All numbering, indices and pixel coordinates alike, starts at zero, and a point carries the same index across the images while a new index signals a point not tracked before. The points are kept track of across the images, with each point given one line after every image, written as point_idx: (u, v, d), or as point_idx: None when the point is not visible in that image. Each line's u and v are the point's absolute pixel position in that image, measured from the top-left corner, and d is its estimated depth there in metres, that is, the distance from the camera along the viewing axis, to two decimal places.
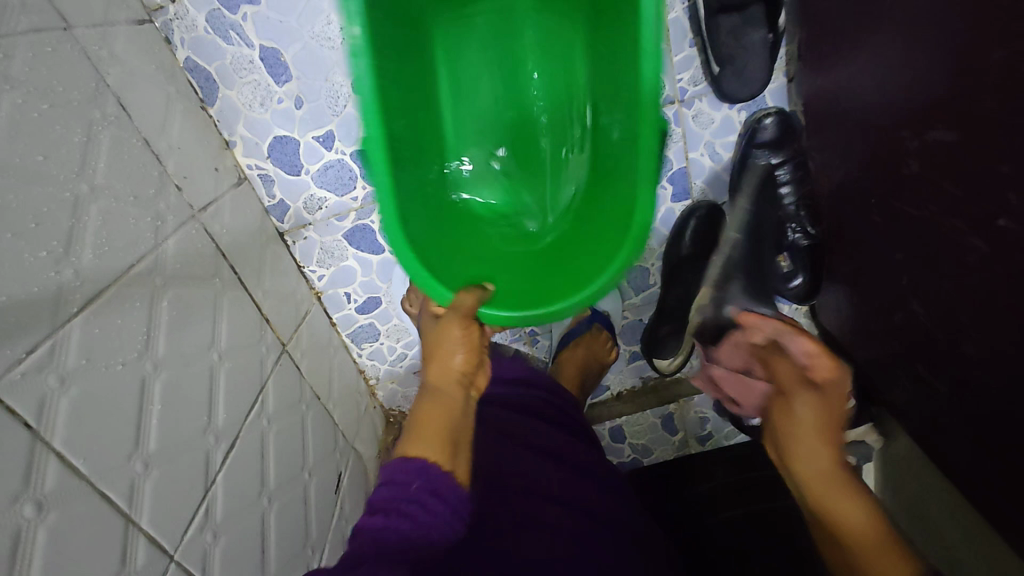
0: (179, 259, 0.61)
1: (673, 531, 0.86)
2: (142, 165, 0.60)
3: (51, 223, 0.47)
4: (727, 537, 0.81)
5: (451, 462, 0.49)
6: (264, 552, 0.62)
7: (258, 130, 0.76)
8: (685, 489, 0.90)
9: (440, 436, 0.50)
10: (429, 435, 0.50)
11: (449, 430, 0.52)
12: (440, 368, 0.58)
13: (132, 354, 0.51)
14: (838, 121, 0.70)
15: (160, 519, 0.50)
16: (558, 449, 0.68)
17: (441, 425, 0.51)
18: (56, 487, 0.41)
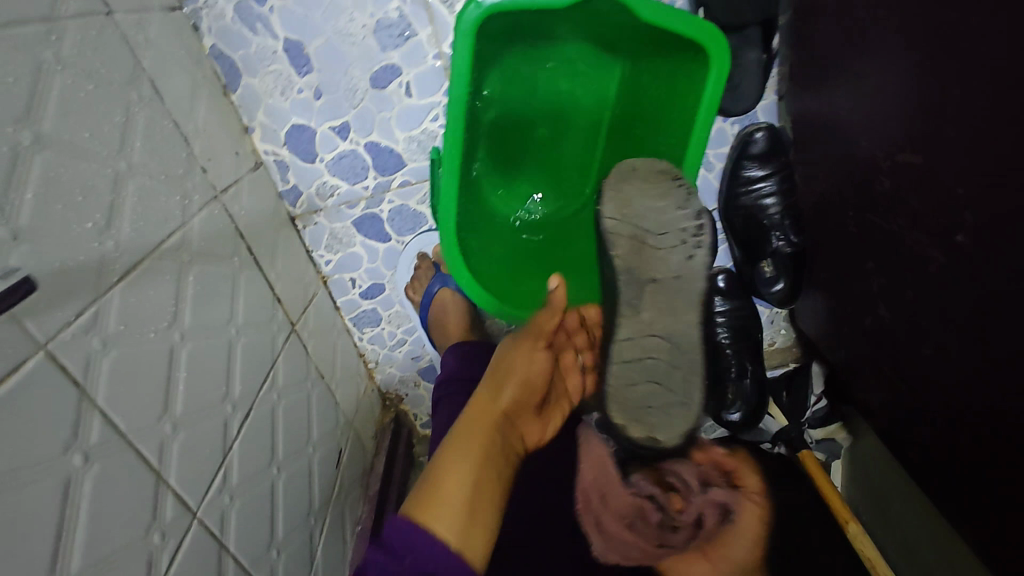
0: (203, 237, 0.65)
1: None
2: (172, 146, 0.63)
3: (95, 197, 0.50)
4: None
5: (463, 536, 0.50)
6: (274, 517, 0.65)
7: (277, 118, 0.79)
8: None
9: (460, 502, 0.52)
10: (444, 499, 0.52)
11: (472, 489, 0.53)
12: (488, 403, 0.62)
13: (163, 323, 0.55)
14: (820, 140, 0.76)
15: (185, 478, 0.53)
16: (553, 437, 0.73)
17: (462, 489, 0.53)
18: (100, 441, 0.45)
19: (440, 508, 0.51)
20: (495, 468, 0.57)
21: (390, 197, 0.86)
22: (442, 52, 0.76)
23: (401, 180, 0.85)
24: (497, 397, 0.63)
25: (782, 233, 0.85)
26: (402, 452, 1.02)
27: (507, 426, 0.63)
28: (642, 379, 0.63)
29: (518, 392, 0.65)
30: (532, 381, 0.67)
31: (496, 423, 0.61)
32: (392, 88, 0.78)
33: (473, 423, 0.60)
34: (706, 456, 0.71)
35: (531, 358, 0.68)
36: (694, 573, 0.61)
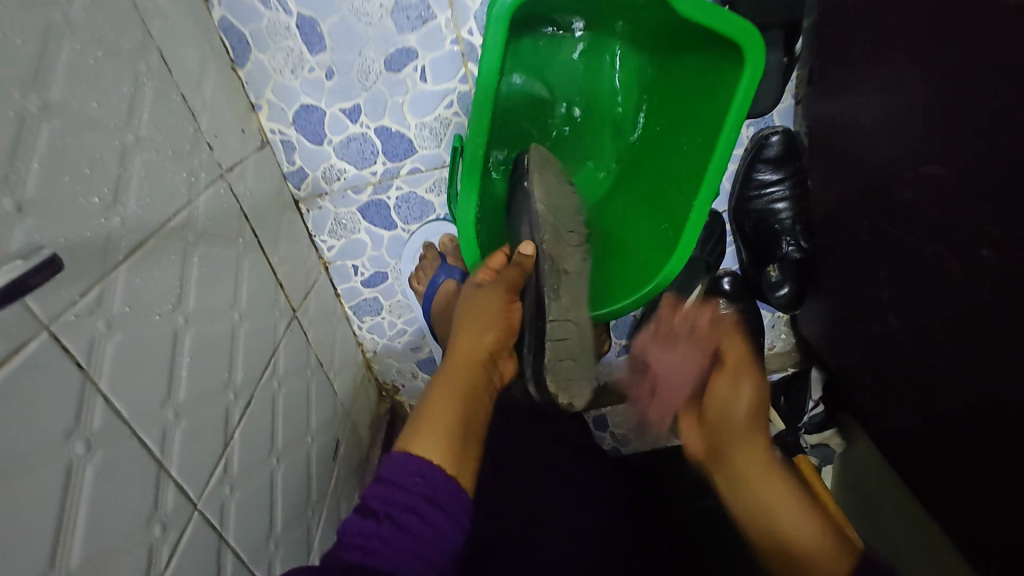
0: (209, 217, 0.62)
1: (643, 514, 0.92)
2: (180, 121, 0.60)
3: (102, 170, 0.48)
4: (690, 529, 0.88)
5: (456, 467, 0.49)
6: (272, 509, 0.63)
7: (285, 96, 0.77)
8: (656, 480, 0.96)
9: (451, 429, 0.51)
10: (433, 432, 0.50)
11: (461, 417, 0.53)
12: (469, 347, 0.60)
13: (167, 306, 0.52)
14: (836, 147, 0.75)
15: (186, 467, 0.51)
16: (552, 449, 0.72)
17: (448, 423, 0.51)
18: (103, 428, 0.43)
19: (432, 433, 0.50)
20: (480, 400, 0.57)
21: (398, 183, 0.84)
22: (460, 36, 0.74)
23: (410, 167, 0.83)
24: (482, 338, 0.61)
25: (792, 238, 0.86)
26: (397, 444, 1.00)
27: (493, 365, 0.62)
28: (564, 356, 0.64)
29: (499, 333, 0.63)
30: (511, 321, 0.65)
31: (479, 361, 0.60)
32: (407, 71, 0.76)
33: (457, 362, 0.59)
34: (681, 316, 0.79)
35: (504, 309, 0.64)
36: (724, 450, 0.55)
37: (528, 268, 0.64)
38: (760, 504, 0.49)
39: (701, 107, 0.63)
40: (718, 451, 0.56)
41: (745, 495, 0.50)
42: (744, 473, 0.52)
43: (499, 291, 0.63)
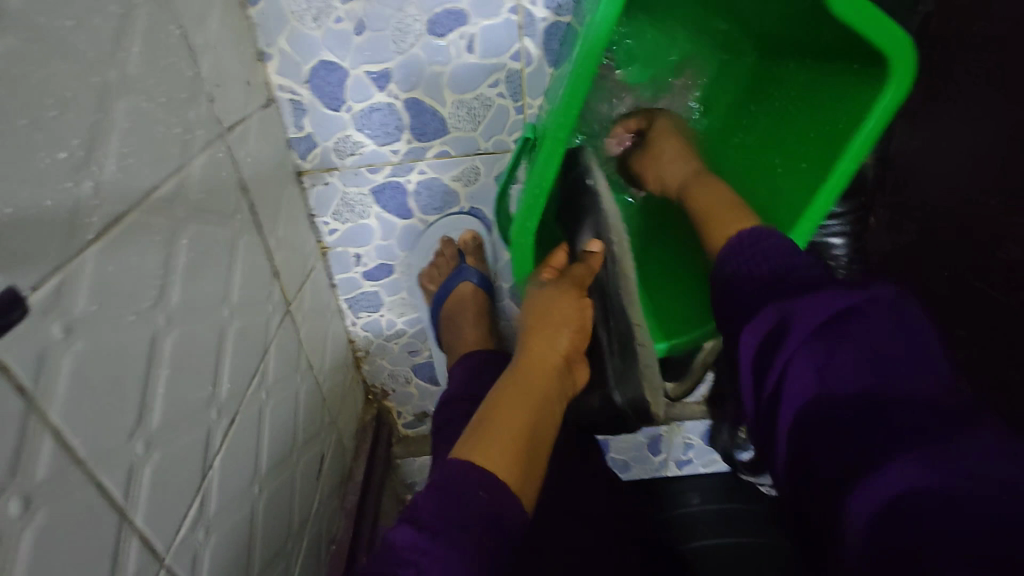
0: (203, 186, 0.49)
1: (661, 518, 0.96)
2: (178, 62, 0.47)
3: (73, 114, 0.35)
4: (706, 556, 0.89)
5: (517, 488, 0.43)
6: (251, 548, 0.53)
7: (302, 48, 0.64)
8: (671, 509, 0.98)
9: (512, 447, 0.45)
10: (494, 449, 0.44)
11: (526, 438, 0.46)
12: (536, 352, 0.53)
13: (145, 302, 0.40)
14: (916, 189, 0.69)
15: (156, 514, 0.40)
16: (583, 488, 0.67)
17: (511, 439, 0.45)
18: (49, 476, 0.31)
19: (490, 446, 0.45)
20: (548, 416, 0.49)
21: (421, 167, 0.72)
22: (521, 5, 0.63)
23: (439, 150, 0.71)
24: (553, 342, 0.53)
25: (846, 278, 0.74)
26: (382, 455, 0.90)
27: (567, 373, 0.54)
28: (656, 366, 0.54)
29: (573, 338, 0.54)
30: (586, 324, 0.55)
31: (551, 371, 0.52)
32: (452, 38, 0.64)
33: (526, 372, 0.52)
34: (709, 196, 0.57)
35: (579, 308, 0.54)
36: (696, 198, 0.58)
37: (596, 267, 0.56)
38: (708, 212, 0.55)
39: (817, 113, 0.54)
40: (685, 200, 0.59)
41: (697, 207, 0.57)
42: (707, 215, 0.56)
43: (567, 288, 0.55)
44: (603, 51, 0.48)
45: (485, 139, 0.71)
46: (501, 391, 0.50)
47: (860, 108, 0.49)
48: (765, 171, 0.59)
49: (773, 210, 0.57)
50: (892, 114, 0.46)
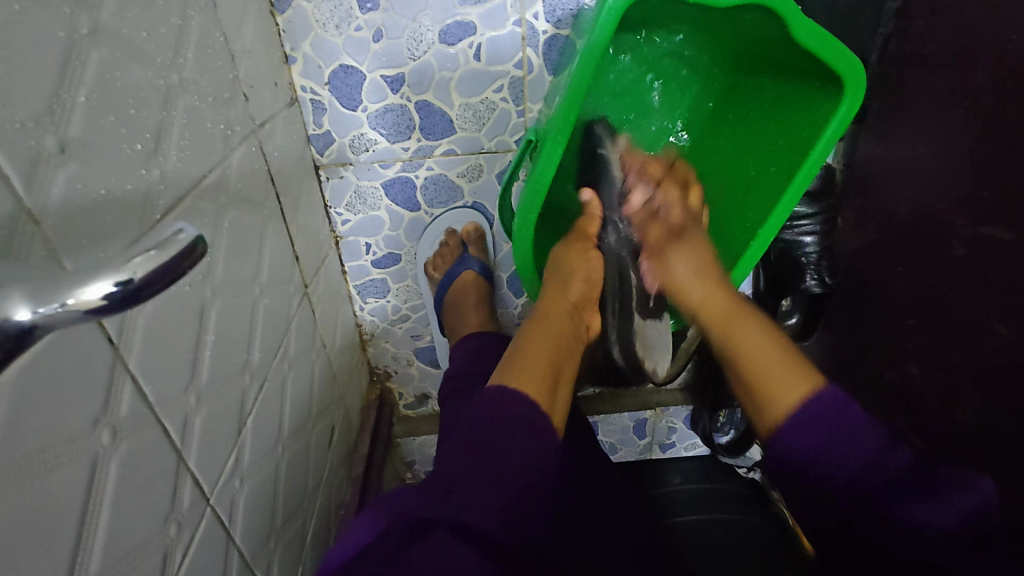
0: (240, 177, 0.56)
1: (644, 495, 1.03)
2: (221, 66, 0.53)
3: (146, 111, 0.41)
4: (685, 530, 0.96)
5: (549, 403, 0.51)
6: (275, 503, 0.59)
7: (324, 53, 0.70)
8: (654, 488, 1.05)
9: (543, 371, 0.53)
10: (530, 373, 0.52)
11: (551, 362, 0.55)
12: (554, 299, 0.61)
13: (197, 275, 0.46)
14: (878, 192, 0.76)
15: (204, 458, 0.46)
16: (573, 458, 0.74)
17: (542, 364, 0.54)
18: (129, 415, 0.37)
19: (525, 371, 0.52)
20: (568, 348, 0.58)
21: (429, 164, 0.79)
22: (525, 18, 0.69)
23: (445, 149, 0.78)
24: (569, 287, 0.62)
25: (817, 272, 0.81)
26: (384, 433, 0.96)
27: (580, 316, 0.62)
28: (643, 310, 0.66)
29: (585, 286, 0.63)
30: (596, 276, 0.64)
31: (567, 312, 0.61)
32: (461, 47, 0.70)
33: (548, 312, 0.60)
34: (758, 346, 0.52)
35: (588, 259, 0.64)
36: (738, 336, 0.54)
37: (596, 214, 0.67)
38: (747, 368, 0.51)
39: (782, 121, 0.63)
40: (719, 336, 0.56)
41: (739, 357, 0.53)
42: (744, 356, 0.52)
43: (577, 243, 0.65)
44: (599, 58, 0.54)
45: (488, 139, 0.78)
46: (528, 331, 0.58)
47: (822, 120, 0.58)
48: (739, 173, 0.68)
49: (750, 207, 0.67)
50: (847, 124, 0.55)
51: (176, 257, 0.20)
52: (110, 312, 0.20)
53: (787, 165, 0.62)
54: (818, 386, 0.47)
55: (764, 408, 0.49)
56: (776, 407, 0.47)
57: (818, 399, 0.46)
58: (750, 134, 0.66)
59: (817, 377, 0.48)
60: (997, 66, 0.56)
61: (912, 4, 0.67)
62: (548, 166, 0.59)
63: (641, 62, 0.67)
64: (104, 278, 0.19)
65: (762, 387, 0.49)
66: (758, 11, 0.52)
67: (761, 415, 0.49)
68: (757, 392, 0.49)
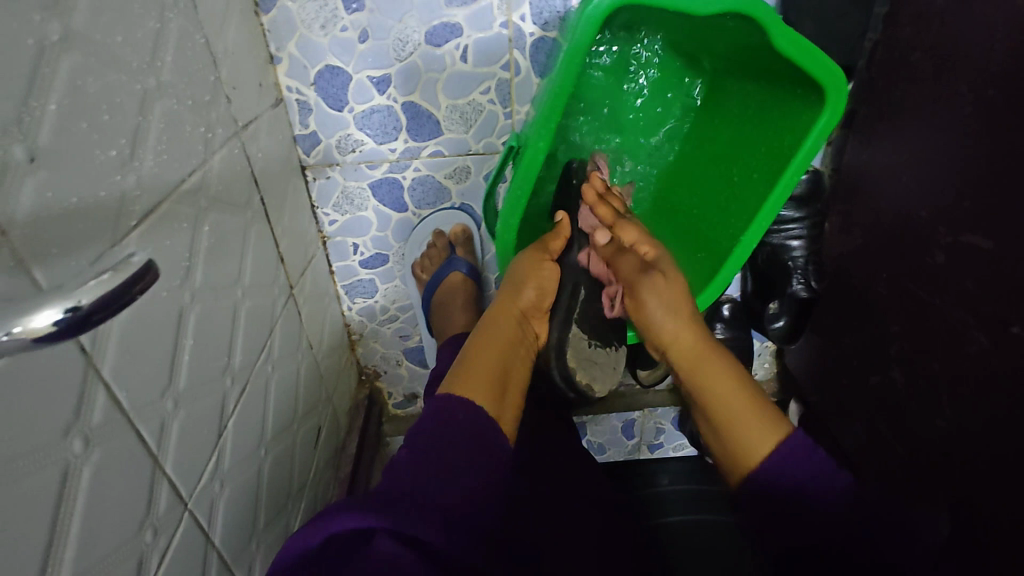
0: (221, 179, 0.55)
1: (632, 495, 1.04)
2: (202, 68, 0.53)
3: (121, 117, 0.41)
4: (672, 530, 0.97)
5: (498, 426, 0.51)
6: (257, 505, 0.59)
7: (310, 53, 0.69)
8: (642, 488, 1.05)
9: (490, 381, 0.53)
10: (477, 393, 0.51)
11: (500, 373, 0.55)
12: (505, 308, 0.61)
13: (174, 281, 0.46)
14: (864, 196, 0.76)
15: (182, 463, 0.46)
16: (557, 461, 0.74)
17: (487, 382, 0.53)
18: (102, 421, 0.37)
19: (471, 390, 0.51)
20: (515, 359, 0.58)
21: (416, 165, 0.78)
22: (511, 20, 0.69)
23: (433, 150, 0.77)
24: (519, 295, 0.62)
25: (803, 276, 0.81)
26: (372, 432, 0.96)
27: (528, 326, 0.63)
28: (590, 337, 0.65)
29: (535, 295, 0.63)
30: (548, 285, 0.64)
31: (514, 323, 0.61)
32: (448, 48, 0.70)
33: (496, 319, 0.60)
34: (734, 393, 0.54)
35: (541, 270, 0.63)
36: (712, 382, 0.56)
37: (564, 233, 0.67)
38: (723, 411, 0.54)
39: (766, 128, 0.63)
40: (692, 376, 0.58)
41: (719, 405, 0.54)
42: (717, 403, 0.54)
43: (530, 252, 0.65)
44: (582, 60, 0.54)
45: (476, 140, 0.77)
46: (474, 345, 0.58)
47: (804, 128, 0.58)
48: (723, 180, 0.68)
49: (734, 213, 0.67)
50: (830, 131, 0.55)
51: (128, 283, 0.21)
52: (61, 338, 0.21)
53: (771, 173, 0.62)
54: (786, 435, 0.50)
55: (739, 451, 0.51)
56: (751, 455, 0.50)
57: (788, 452, 0.48)
58: (734, 140, 0.66)
59: (783, 426, 0.51)
60: (979, 75, 0.56)
61: (899, 11, 0.67)
62: (531, 168, 0.59)
63: (627, 68, 0.67)
64: (51, 307, 0.20)
65: (738, 437, 0.52)
66: (740, 20, 0.52)
67: (735, 465, 0.51)
68: (733, 444, 0.52)
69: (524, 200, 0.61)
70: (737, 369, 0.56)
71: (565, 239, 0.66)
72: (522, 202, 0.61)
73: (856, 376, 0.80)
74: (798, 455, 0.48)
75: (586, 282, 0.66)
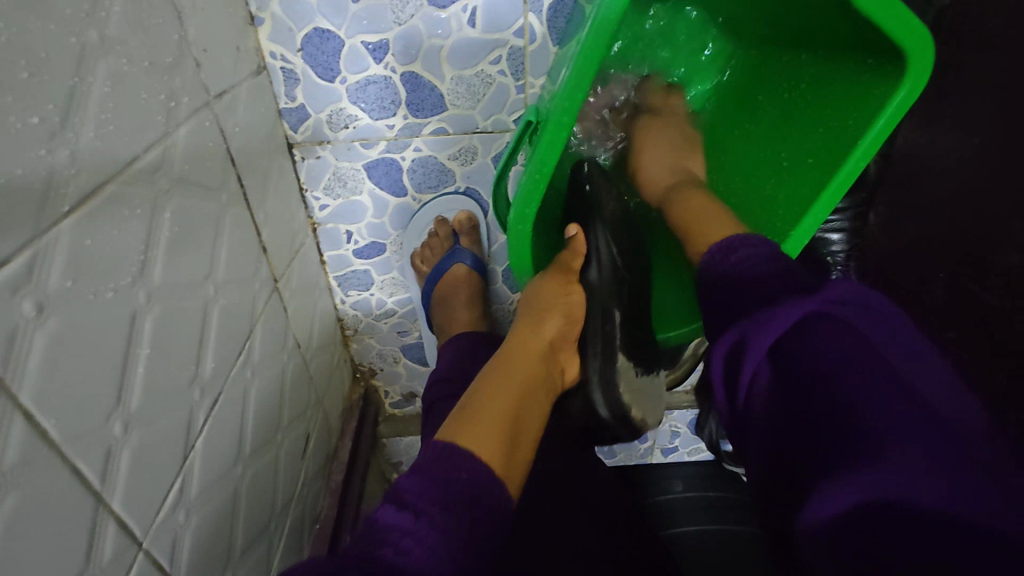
0: (189, 156, 0.47)
1: (645, 503, 0.97)
2: (163, 23, 0.45)
3: (48, 77, 0.33)
4: (692, 546, 0.90)
5: (507, 472, 0.44)
6: (232, 530, 0.52)
7: (295, 13, 0.60)
8: (656, 497, 0.99)
9: (500, 423, 0.46)
10: (486, 432, 0.45)
11: (514, 419, 0.48)
12: (527, 336, 0.56)
13: (125, 279, 0.38)
14: (917, 186, 0.68)
15: (136, 497, 0.39)
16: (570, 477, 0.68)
17: (500, 419, 0.47)
18: (20, 459, 0.30)
19: (477, 429, 0.45)
20: (535, 399, 0.51)
21: (416, 144, 0.70)
22: None
23: (435, 127, 0.69)
24: (541, 327, 0.56)
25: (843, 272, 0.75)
26: (368, 435, 0.89)
27: (552, 359, 0.57)
28: (637, 363, 0.59)
29: (561, 324, 0.57)
30: (575, 313, 0.58)
31: (538, 353, 0.55)
32: (454, 10, 0.61)
33: (516, 352, 0.54)
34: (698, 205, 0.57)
35: (567, 294, 0.58)
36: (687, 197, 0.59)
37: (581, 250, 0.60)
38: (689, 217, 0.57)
39: (827, 109, 0.55)
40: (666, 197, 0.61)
41: (687, 207, 0.58)
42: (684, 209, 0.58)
43: (552, 272, 0.59)
44: (616, 25, 0.45)
45: (484, 118, 0.69)
46: (489, 374, 0.52)
47: (873, 105, 0.50)
48: (768, 163, 0.61)
49: (780, 201, 0.59)
50: (907, 107, 0.47)
51: None
52: None
53: (829, 157, 0.54)
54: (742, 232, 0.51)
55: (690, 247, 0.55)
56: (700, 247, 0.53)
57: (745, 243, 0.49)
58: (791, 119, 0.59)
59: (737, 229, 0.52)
60: None
61: None
62: (553, 148, 0.51)
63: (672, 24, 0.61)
64: None
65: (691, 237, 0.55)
66: None
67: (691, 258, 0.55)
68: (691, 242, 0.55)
69: (541, 187, 0.53)
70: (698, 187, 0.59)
71: (584, 256, 0.60)
72: (538, 186, 0.53)
73: None
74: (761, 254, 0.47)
75: (621, 303, 0.59)
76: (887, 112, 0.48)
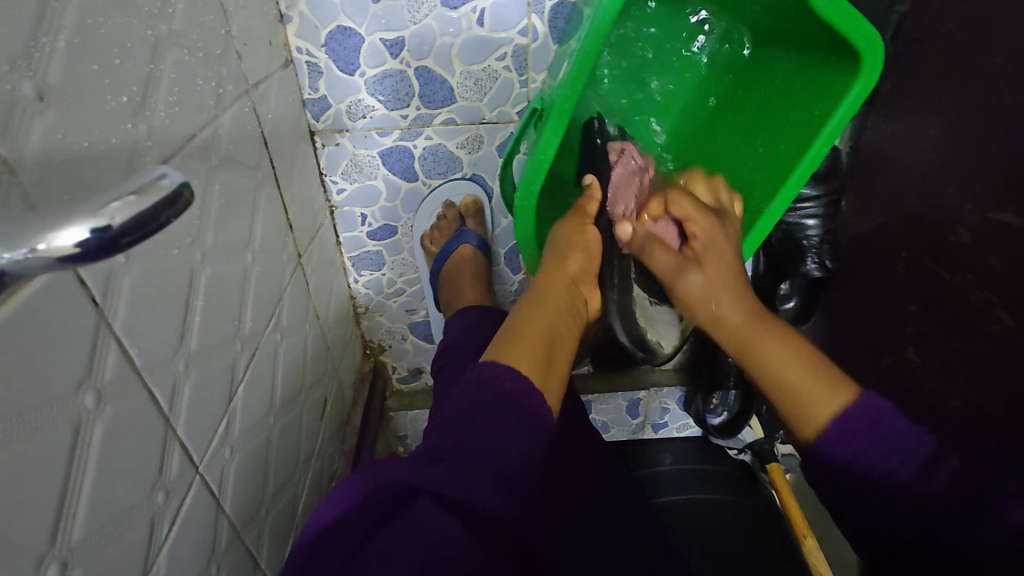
0: (233, 137, 0.53)
1: (636, 473, 1.04)
2: (213, 19, 0.51)
3: (132, 63, 0.39)
4: (679, 509, 0.97)
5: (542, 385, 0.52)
6: (266, 472, 0.59)
7: (321, 12, 0.66)
8: (646, 468, 1.05)
9: (534, 349, 0.54)
10: (524, 353, 0.53)
11: (546, 339, 0.56)
12: (553, 272, 0.62)
13: (186, 239, 0.44)
14: (881, 176, 0.75)
15: (194, 427, 0.45)
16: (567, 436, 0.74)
17: (534, 345, 0.54)
18: (114, 378, 0.36)
19: (517, 354, 0.53)
20: (564, 328, 0.58)
21: (428, 133, 0.77)
22: None
23: (445, 118, 0.75)
24: (564, 263, 0.63)
25: (817, 256, 0.78)
26: (377, 406, 0.96)
27: (576, 292, 0.63)
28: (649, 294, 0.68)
29: (582, 261, 0.64)
30: (593, 250, 0.64)
31: (563, 288, 0.61)
32: (464, 11, 0.68)
33: (544, 288, 0.61)
34: (784, 360, 0.51)
35: (584, 236, 0.64)
36: (765, 343, 0.53)
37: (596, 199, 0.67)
38: (778, 376, 0.51)
39: (796, 102, 0.62)
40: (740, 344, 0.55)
41: (761, 359, 0.52)
42: (762, 352, 0.53)
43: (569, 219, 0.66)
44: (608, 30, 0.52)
45: (490, 109, 0.76)
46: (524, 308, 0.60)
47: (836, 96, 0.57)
48: (746, 152, 0.68)
49: (757, 184, 0.66)
50: (864, 97, 0.54)
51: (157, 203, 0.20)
52: (84, 259, 0.19)
53: (798, 144, 0.61)
54: (854, 397, 0.47)
55: (797, 406, 0.49)
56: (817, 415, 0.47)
57: (854, 414, 0.46)
58: (764, 112, 0.66)
59: (848, 388, 0.48)
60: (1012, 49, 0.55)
61: None
62: (555, 136, 0.57)
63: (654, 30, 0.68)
64: (78, 222, 0.19)
65: (787, 400, 0.50)
66: None
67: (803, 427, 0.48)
68: (790, 400, 0.50)
69: (544, 170, 0.60)
70: (787, 334, 0.53)
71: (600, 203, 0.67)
72: (542, 172, 0.60)
73: (866, 354, 0.81)
74: (869, 417, 0.45)
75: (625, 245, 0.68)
76: (848, 102, 0.55)
